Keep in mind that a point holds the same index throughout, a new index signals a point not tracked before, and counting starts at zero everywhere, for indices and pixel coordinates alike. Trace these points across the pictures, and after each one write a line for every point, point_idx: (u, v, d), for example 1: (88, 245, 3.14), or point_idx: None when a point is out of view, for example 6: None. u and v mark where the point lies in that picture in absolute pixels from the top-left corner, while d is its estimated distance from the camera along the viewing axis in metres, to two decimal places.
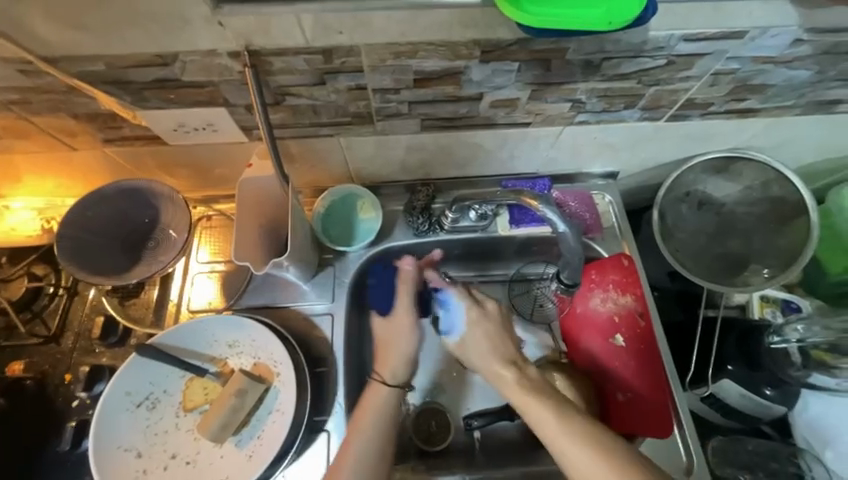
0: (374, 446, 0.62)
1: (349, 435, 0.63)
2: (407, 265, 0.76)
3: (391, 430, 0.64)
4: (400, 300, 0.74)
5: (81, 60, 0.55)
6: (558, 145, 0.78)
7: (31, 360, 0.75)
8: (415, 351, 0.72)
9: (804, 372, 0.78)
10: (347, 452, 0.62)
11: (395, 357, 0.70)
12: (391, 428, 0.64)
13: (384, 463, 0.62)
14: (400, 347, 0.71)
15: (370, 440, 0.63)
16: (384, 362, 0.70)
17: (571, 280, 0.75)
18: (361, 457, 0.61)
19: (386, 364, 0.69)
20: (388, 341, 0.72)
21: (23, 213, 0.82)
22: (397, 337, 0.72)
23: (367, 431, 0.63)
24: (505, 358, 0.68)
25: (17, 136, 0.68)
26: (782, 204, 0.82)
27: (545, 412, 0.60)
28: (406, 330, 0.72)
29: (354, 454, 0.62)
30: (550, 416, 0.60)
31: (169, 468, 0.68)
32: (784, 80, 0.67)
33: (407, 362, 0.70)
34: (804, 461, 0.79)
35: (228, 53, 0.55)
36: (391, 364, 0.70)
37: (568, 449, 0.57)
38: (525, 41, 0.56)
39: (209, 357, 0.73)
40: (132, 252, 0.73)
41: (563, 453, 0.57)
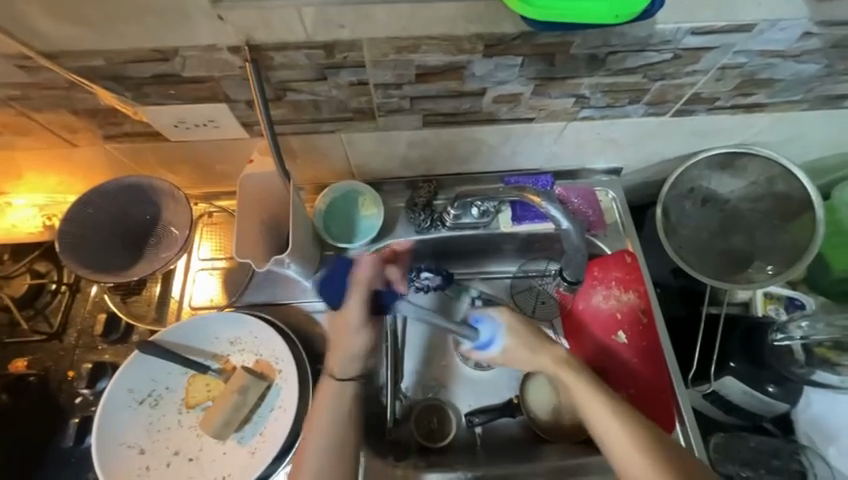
0: (331, 442, 0.63)
1: (306, 435, 0.64)
2: (364, 264, 0.69)
3: (348, 425, 0.65)
4: (352, 300, 0.68)
5: (80, 55, 0.54)
6: (561, 141, 0.77)
7: (34, 357, 0.75)
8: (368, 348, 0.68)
9: (807, 369, 0.77)
10: (305, 447, 0.63)
11: (345, 354, 0.68)
12: (346, 422, 0.65)
13: (347, 455, 0.63)
14: (351, 344, 0.68)
15: (322, 440, 0.63)
16: (333, 356, 0.68)
17: (574, 278, 0.76)
18: (316, 458, 0.62)
19: (335, 361, 0.68)
20: (341, 338, 0.68)
21: (25, 210, 0.82)
22: (346, 337, 0.68)
23: (327, 426, 0.64)
24: (553, 347, 0.67)
25: (17, 132, 0.67)
26: (787, 200, 0.81)
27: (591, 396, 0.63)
28: (351, 329, 0.68)
29: (315, 448, 0.63)
30: (597, 400, 0.62)
31: (173, 465, 0.68)
32: (791, 75, 0.66)
33: (360, 358, 0.68)
34: (807, 458, 0.78)
35: (229, 48, 0.54)
36: (340, 359, 0.68)
37: (608, 429, 0.61)
38: (529, 35, 0.55)
39: (211, 353, 0.73)
40: (133, 249, 0.72)
41: (602, 433, 0.61)
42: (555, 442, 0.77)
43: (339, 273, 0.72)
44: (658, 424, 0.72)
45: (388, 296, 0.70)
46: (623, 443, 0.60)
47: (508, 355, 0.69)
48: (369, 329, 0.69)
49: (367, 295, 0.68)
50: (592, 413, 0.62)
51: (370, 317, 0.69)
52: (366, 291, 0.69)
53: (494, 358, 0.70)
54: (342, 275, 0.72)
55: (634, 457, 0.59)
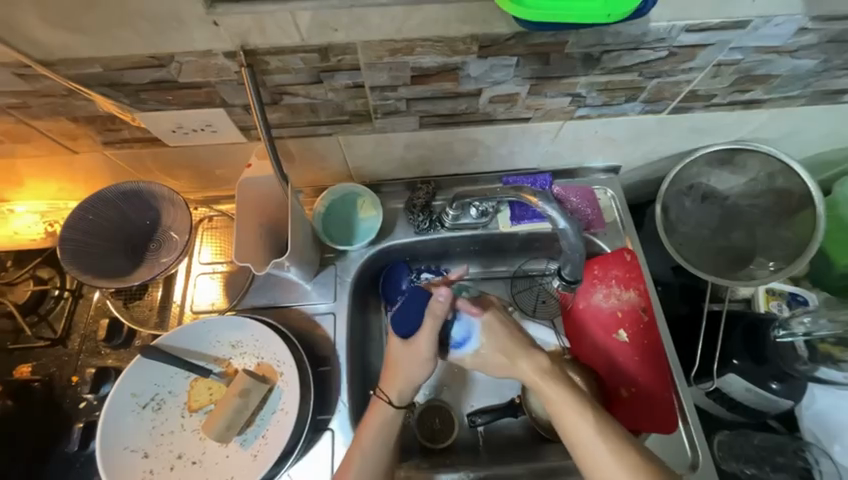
0: (375, 468, 0.65)
1: (350, 459, 0.65)
2: (442, 297, 0.65)
3: (393, 447, 0.67)
4: (425, 332, 0.66)
5: (78, 63, 0.55)
6: (559, 140, 0.77)
7: (38, 362, 0.76)
8: (425, 378, 0.69)
9: (810, 366, 0.75)
10: (348, 471, 0.64)
11: (405, 381, 0.68)
12: (391, 446, 0.66)
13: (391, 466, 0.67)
14: (409, 372, 0.67)
15: (373, 459, 0.65)
16: (390, 382, 0.68)
17: (573, 277, 0.72)
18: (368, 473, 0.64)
19: (392, 387, 0.68)
20: (395, 363, 0.68)
21: (26, 217, 0.82)
22: (409, 364, 0.67)
23: (372, 450, 0.65)
24: (534, 358, 0.67)
25: (18, 140, 0.68)
26: (788, 195, 0.81)
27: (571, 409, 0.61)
28: (423, 361, 0.67)
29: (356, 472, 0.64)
30: (574, 413, 0.61)
31: (176, 468, 0.68)
32: (788, 70, 0.66)
33: (417, 384, 0.68)
34: (811, 455, 0.78)
35: (225, 53, 0.54)
36: (397, 387, 0.68)
37: (588, 442, 0.59)
38: (523, 35, 0.55)
39: (213, 357, 0.74)
40: (134, 255, 0.73)
41: (575, 437, 0.60)
42: (558, 442, 0.77)
43: (415, 306, 0.67)
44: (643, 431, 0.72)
45: (456, 328, 0.69)
46: (601, 459, 0.58)
47: (479, 356, 0.69)
48: (437, 362, 0.68)
49: (438, 330, 0.66)
50: (572, 424, 0.61)
51: (437, 349, 0.69)
52: (438, 323, 0.66)
53: (465, 357, 0.70)
54: (416, 309, 0.67)
55: (612, 472, 0.57)
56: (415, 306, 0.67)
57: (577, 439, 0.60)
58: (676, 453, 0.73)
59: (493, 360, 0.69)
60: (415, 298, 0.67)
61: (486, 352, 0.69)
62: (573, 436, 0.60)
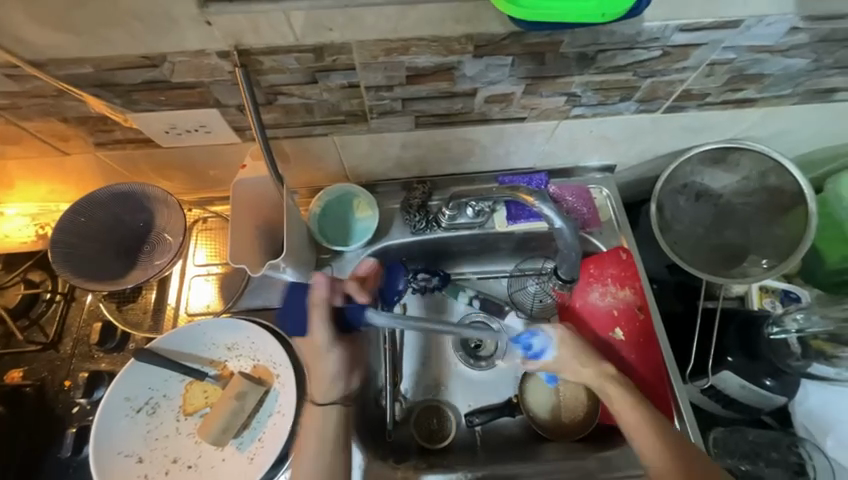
0: (319, 462, 0.63)
1: (295, 460, 0.64)
2: (319, 284, 0.66)
3: (334, 449, 0.65)
4: (314, 321, 0.66)
5: (69, 63, 0.54)
6: (554, 139, 0.78)
7: (30, 367, 0.75)
8: (342, 366, 0.67)
9: (803, 362, 0.77)
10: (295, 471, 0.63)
11: (321, 376, 0.67)
12: (332, 443, 0.65)
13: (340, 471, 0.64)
14: (320, 365, 0.67)
15: (312, 461, 0.63)
16: (313, 384, 0.67)
17: (569, 276, 0.73)
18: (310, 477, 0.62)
19: (314, 385, 0.67)
20: (310, 364, 0.68)
21: (17, 219, 0.81)
22: (314, 358, 0.67)
23: (312, 454, 0.63)
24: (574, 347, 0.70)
25: (7, 141, 0.67)
26: (780, 194, 0.82)
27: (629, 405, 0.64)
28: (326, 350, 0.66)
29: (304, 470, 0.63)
30: (632, 412, 0.64)
31: (171, 473, 0.68)
32: (780, 70, 0.66)
33: (334, 375, 0.66)
34: (805, 450, 0.79)
35: (218, 53, 0.54)
36: (319, 385, 0.67)
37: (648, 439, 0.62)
38: (518, 34, 0.55)
39: (207, 360, 0.73)
40: (126, 257, 0.72)
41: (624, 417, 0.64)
42: (556, 440, 0.77)
43: (296, 304, 0.70)
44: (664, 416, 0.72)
45: (356, 309, 0.67)
46: (656, 447, 0.61)
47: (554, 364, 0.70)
48: (340, 347, 0.67)
49: (326, 315, 0.66)
50: (631, 421, 0.64)
51: (337, 333, 0.67)
52: (323, 309, 0.66)
53: (544, 364, 0.71)
54: (296, 302, 0.70)
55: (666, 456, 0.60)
56: (302, 301, 0.69)
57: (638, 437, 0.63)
58: None
59: (569, 368, 0.69)
60: (294, 294, 0.70)
61: (565, 361, 0.70)
62: (634, 433, 0.63)
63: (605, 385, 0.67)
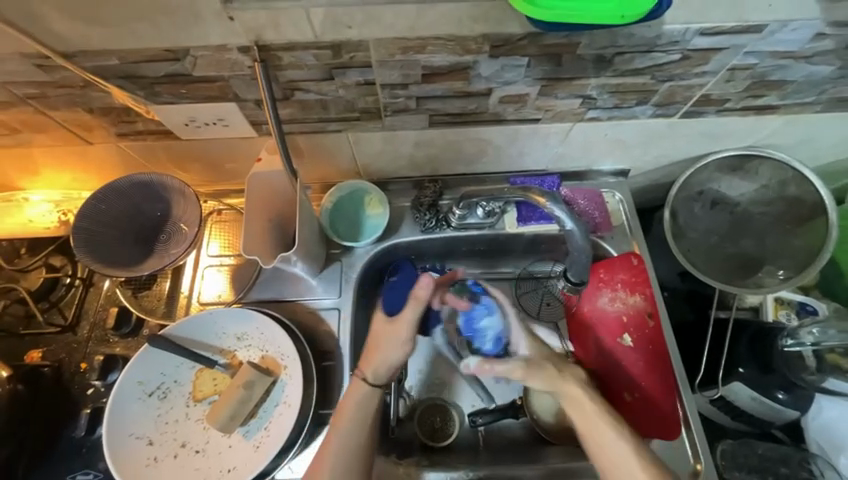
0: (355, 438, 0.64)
1: (329, 437, 0.64)
2: (427, 283, 0.67)
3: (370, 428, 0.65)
4: (407, 312, 0.67)
5: (96, 55, 0.56)
6: (568, 142, 0.77)
7: (48, 348, 0.77)
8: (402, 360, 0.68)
9: (818, 377, 0.74)
10: (329, 443, 0.63)
11: (385, 357, 0.67)
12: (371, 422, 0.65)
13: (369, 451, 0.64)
14: (386, 342, 0.67)
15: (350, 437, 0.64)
16: (369, 361, 0.67)
17: (579, 279, 0.72)
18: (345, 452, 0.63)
19: (370, 364, 0.67)
20: (376, 338, 0.68)
21: (41, 205, 0.84)
22: (388, 338, 0.67)
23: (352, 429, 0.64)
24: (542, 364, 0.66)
25: (35, 129, 0.69)
26: (799, 203, 0.80)
27: (610, 434, 0.60)
28: (403, 341, 0.67)
29: (335, 447, 0.63)
30: (613, 442, 0.60)
31: (179, 456, 0.69)
32: (803, 76, 0.65)
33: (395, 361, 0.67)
34: (816, 466, 0.76)
35: (239, 48, 0.55)
36: (376, 366, 0.67)
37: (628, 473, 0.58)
38: (535, 35, 0.55)
39: (218, 348, 0.75)
40: (144, 245, 0.74)
41: (594, 438, 0.61)
42: (559, 444, 0.77)
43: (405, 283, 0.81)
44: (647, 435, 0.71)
45: (434, 319, 0.84)
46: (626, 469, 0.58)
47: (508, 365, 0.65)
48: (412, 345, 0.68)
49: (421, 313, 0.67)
50: (610, 451, 0.59)
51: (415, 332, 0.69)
52: (419, 308, 0.67)
53: (509, 368, 0.65)
54: (405, 287, 0.80)
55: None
56: (406, 286, 0.80)
57: (615, 470, 0.59)
58: (678, 459, 0.72)
59: (541, 381, 0.64)
60: (403, 280, 0.81)
61: (533, 373, 0.64)
62: (609, 466, 0.59)
63: (581, 410, 0.62)
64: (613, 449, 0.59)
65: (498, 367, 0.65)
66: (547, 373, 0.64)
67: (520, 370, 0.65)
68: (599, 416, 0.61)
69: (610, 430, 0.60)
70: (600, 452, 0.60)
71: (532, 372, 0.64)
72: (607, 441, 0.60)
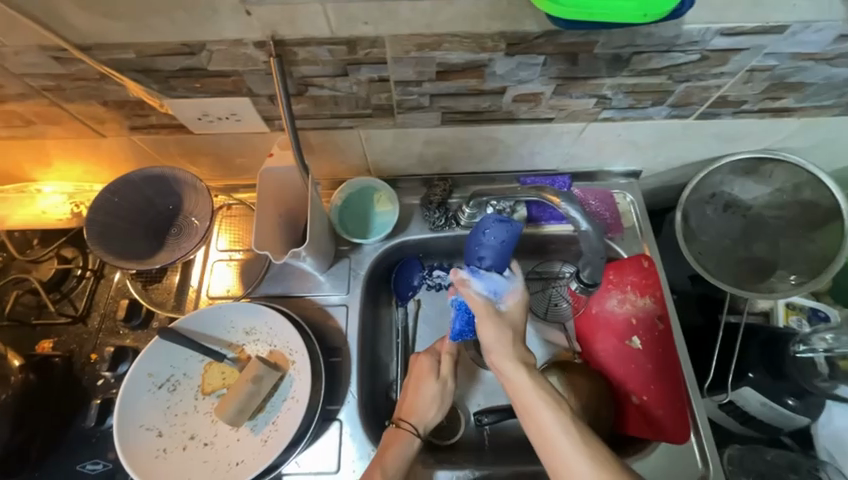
0: None
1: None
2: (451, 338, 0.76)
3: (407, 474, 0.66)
4: (444, 364, 0.74)
5: (112, 48, 0.56)
6: (580, 142, 0.77)
7: (59, 339, 0.78)
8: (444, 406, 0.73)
9: (831, 383, 0.73)
10: None
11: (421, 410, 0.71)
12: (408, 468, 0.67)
13: None
14: (427, 400, 0.72)
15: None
16: (411, 412, 0.71)
17: (592, 280, 0.70)
18: None
19: (415, 414, 0.70)
20: (418, 389, 0.72)
21: (53, 197, 0.85)
22: (429, 391, 0.72)
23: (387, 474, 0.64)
24: (500, 329, 0.65)
25: (50, 122, 0.70)
26: (814, 208, 0.79)
27: (550, 416, 0.59)
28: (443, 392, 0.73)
29: None
30: (551, 421, 0.58)
31: (188, 449, 0.70)
32: (823, 79, 0.64)
33: (433, 418, 0.71)
34: (826, 474, 0.76)
35: (254, 43, 0.55)
36: (421, 413, 0.71)
37: (564, 452, 0.56)
38: (552, 34, 0.55)
39: (226, 342, 0.75)
40: (156, 238, 0.75)
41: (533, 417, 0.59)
42: None
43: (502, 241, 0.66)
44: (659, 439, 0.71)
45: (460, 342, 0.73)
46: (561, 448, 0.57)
47: (479, 300, 0.65)
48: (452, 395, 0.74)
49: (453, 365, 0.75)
50: (545, 428, 0.58)
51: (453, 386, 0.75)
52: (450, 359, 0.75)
53: (478, 297, 0.65)
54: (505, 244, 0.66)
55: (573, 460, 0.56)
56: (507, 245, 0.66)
57: (551, 448, 0.57)
58: (687, 464, 0.72)
59: (495, 339, 0.65)
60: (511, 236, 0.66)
61: (491, 324, 0.65)
62: (547, 444, 0.58)
63: (522, 391, 0.61)
64: (552, 433, 0.58)
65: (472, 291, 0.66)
66: (500, 332, 0.65)
67: (486, 307, 0.65)
68: (536, 391, 0.61)
69: (548, 408, 0.59)
70: (541, 437, 0.58)
71: (492, 323, 0.65)
72: (547, 425, 0.58)
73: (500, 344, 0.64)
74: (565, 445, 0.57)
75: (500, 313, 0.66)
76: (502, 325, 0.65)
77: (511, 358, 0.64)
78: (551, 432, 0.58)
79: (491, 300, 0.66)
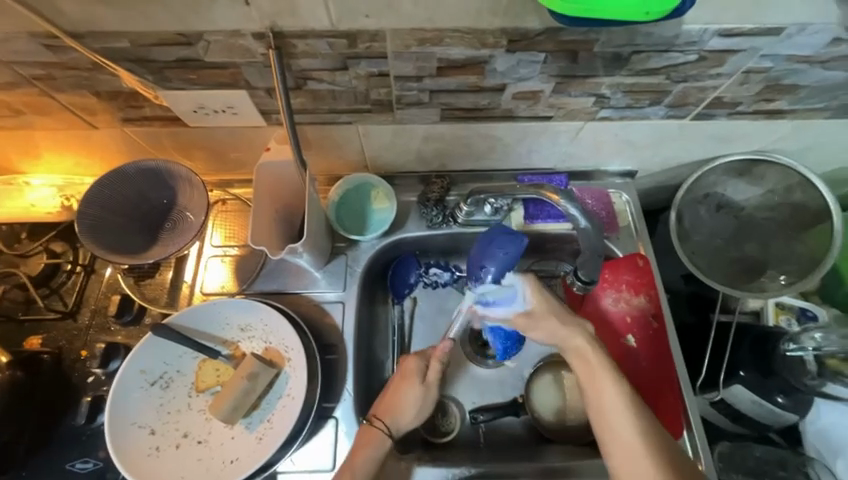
0: None
1: None
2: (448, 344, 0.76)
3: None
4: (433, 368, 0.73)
5: (106, 36, 0.55)
6: (578, 141, 0.77)
7: (47, 335, 0.76)
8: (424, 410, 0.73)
9: (818, 381, 0.74)
10: None
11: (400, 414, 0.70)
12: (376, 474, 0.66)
13: None
14: (408, 405, 0.71)
15: None
16: (389, 414, 0.70)
17: (588, 277, 0.70)
18: None
19: (391, 416, 0.70)
20: (402, 391, 0.71)
21: (43, 189, 0.83)
22: (413, 397, 0.71)
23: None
24: (561, 315, 0.69)
25: (39, 112, 0.68)
26: (804, 209, 0.80)
27: (618, 398, 0.63)
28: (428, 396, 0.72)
29: None
30: (610, 391, 0.64)
31: (181, 447, 0.69)
32: (816, 82, 0.65)
33: (410, 421, 0.70)
34: (813, 470, 0.77)
35: (253, 34, 0.54)
36: (398, 416, 0.70)
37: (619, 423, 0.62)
38: (554, 31, 0.55)
39: (221, 339, 0.74)
40: (149, 233, 0.73)
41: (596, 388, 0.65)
42: (558, 442, 0.78)
43: (503, 250, 0.67)
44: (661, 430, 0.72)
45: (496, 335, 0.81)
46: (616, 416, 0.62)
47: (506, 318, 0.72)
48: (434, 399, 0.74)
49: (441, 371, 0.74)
50: (605, 400, 0.63)
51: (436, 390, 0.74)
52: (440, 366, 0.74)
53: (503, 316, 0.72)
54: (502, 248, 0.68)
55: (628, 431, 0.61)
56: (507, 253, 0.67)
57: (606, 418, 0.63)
58: None
59: (555, 326, 0.69)
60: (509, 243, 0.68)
61: (537, 322, 0.70)
62: (602, 413, 0.63)
63: (594, 373, 0.65)
64: (618, 413, 0.62)
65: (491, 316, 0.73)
66: (571, 320, 0.69)
67: (521, 320, 0.71)
68: (599, 367, 0.65)
69: (610, 382, 0.64)
70: (601, 414, 0.63)
71: (535, 318, 0.70)
72: (613, 406, 0.63)
73: (574, 328, 0.68)
74: (628, 426, 0.61)
75: (526, 316, 0.70)
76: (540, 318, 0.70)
77: (590, 340, 0.67)
78: (618, 411, 0.62)
79: (517, 309, 0.71)
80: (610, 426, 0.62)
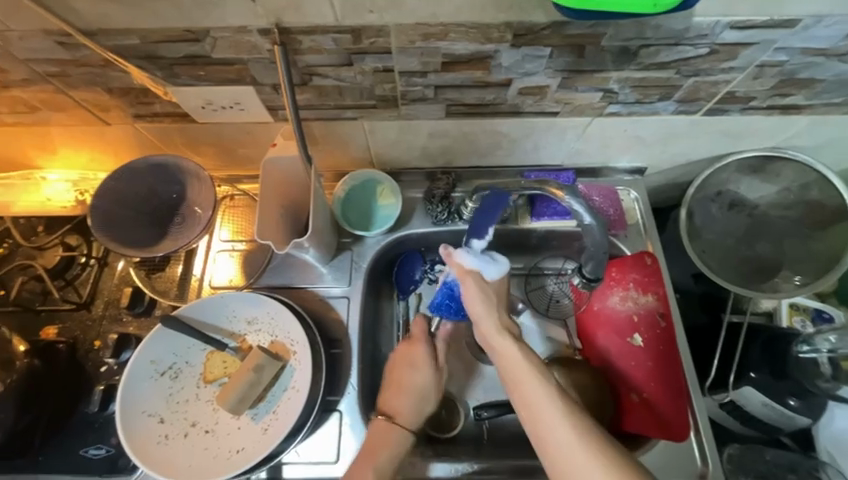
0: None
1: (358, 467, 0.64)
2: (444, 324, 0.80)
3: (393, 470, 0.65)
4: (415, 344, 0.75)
5: (117, 34, 0.56)
6: (586, 137, 0.76)
7: (63, 325, 0.79)
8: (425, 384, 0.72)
9: (833, 384, 0.71)
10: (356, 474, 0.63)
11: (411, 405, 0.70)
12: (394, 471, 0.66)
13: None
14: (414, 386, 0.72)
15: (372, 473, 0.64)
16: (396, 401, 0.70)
17: (593, 275, 0.71)
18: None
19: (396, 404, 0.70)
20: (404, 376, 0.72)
21: (58, 184, 0.85)
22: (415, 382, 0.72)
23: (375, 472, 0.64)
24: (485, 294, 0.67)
25: (55, 109, 0.70)
26: (821, 208, 0.78)
27: (540, 391, 0.57)
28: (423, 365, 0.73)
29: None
30: (532, 385, 0.58)
31: (189, 435, 0.70)
32: (834, 75, 0.63)
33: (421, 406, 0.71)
34: (825, 474, 0.74)
35: (259, 30, 0.55)
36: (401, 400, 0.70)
37: (545, 417, 0.55)
38: (560, 24, 0.54)
39: (228, 332, 0.76)
40: (158, 227, 0.75)
41: (515, 385, 0.59)
42: None
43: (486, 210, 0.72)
44: (659, 436, 0.70)
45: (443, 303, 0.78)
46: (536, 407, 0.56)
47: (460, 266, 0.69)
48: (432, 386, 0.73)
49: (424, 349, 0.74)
50: (528, 394, 0.57)
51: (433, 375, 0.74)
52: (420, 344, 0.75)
53: (463, 267, 0.68)
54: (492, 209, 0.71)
55: (548, 420, 0.55)
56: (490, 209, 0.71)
57: (531, 411, 0.56)
58: (685, 463, 0.72)
59: (484, 303, 0.66)
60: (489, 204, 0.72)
61: (476, 293, 0.66)
62: (525, 406, 0.57)
63: (511, 364, 0.61)
64: (539, 403, 0.56)
65: (458, 264, 0.69)
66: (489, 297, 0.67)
67: (473, 276, 0.68)
68: (521, 358, 0.60)
69: (533, 376, 0.58)
70: (524, 407, 0.57)
71: (477, 289, 0.67)
72: (533, 394, 0.57)
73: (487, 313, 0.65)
74: (547, 412, 0.55)
75: (484, 278, 0.68)
76: (486, 289, 0.67)
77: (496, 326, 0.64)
78: (542, 410, 0.56)
79: (479, 269, 0.68)
80: (536, 421, 0.56)
